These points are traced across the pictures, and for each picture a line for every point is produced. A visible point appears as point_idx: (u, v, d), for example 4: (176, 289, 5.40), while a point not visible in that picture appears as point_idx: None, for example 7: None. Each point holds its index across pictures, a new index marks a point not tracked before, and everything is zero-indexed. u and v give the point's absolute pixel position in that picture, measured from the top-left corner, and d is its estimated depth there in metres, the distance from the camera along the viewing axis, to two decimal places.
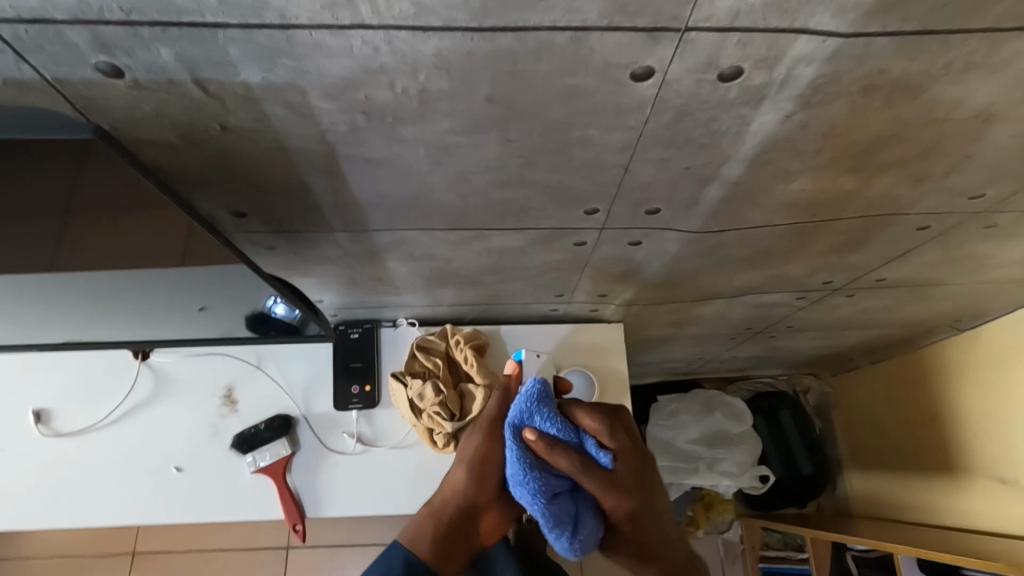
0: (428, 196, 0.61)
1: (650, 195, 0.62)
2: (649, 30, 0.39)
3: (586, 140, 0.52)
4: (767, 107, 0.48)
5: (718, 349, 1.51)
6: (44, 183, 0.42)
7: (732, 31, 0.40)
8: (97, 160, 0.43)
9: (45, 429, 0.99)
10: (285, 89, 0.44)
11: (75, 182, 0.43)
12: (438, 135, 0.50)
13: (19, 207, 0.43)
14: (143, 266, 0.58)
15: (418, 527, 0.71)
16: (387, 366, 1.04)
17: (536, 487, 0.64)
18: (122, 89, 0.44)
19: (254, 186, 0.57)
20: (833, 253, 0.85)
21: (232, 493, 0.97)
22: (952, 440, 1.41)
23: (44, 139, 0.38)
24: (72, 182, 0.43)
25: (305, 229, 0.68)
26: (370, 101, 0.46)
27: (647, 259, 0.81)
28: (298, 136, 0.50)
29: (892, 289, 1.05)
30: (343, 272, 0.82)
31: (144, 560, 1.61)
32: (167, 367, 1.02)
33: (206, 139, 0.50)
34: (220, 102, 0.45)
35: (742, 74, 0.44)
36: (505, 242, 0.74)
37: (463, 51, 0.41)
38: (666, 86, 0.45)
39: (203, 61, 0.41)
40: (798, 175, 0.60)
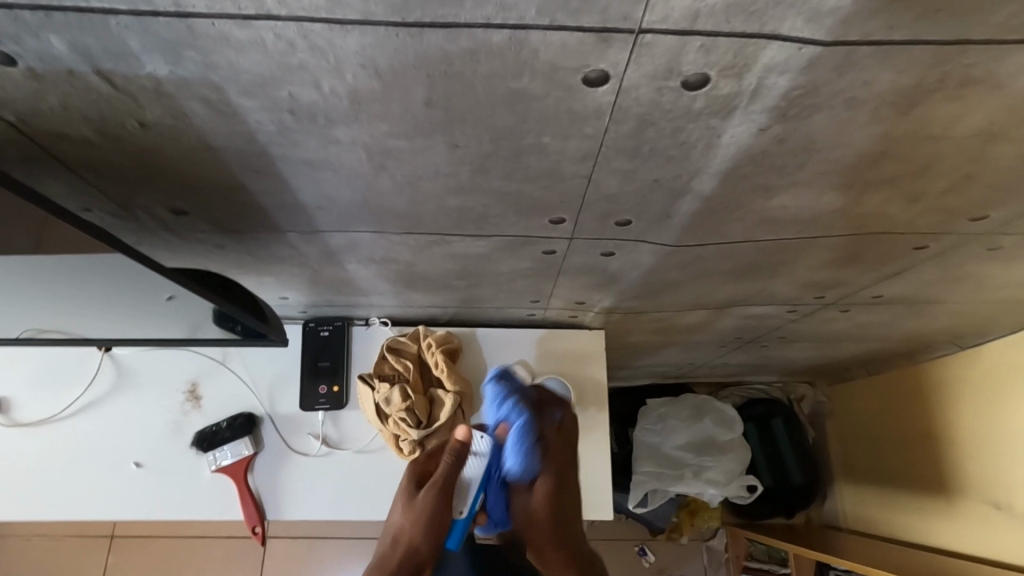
0: (376, 200, 0.57)
1: (617, 207, 0.58)
2: (597, 31, 0.35)
3: (541, 147, 0.47)
4: (738, 119, 0.43)
5: (709, 356, 1.46)
6: None
7: (693, 36, 0.35)
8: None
9: (4, 418, 0.96)
10: (198, 84, 0.40)
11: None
12: (378, 138, 0.46)
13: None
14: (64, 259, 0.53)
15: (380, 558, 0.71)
16: (356, 367, 1.01)
17: (504, 408, 0.76)
18: (20, 79, 0.40)
19: (187, 182, 0.53)
20: (824, 269, 0.80)
21: (191, 491, 0.94)
22: (947, 460, 1.36)
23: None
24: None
25: (252, 228, 0.64)
26: (295, 100, 0.41)
27: (623, 270, 0.77)
28: (223, 134, 0.45)
29: (889, 305, 1.00)
30: (303, 271, 0.78)
31: (122, 544, 1.60)
32: (130, 360, 0.99)
33: (124, 135, 0.46)
34: (131, 96, 0.41)
35: (708, 82, 0.39)
36: (470, 249, 0.70)
37: (388, 48, 0.36)
38: (624, 93, 0.40)
39: (100, 51, 0.37)
40: (779, 191, 0.55)
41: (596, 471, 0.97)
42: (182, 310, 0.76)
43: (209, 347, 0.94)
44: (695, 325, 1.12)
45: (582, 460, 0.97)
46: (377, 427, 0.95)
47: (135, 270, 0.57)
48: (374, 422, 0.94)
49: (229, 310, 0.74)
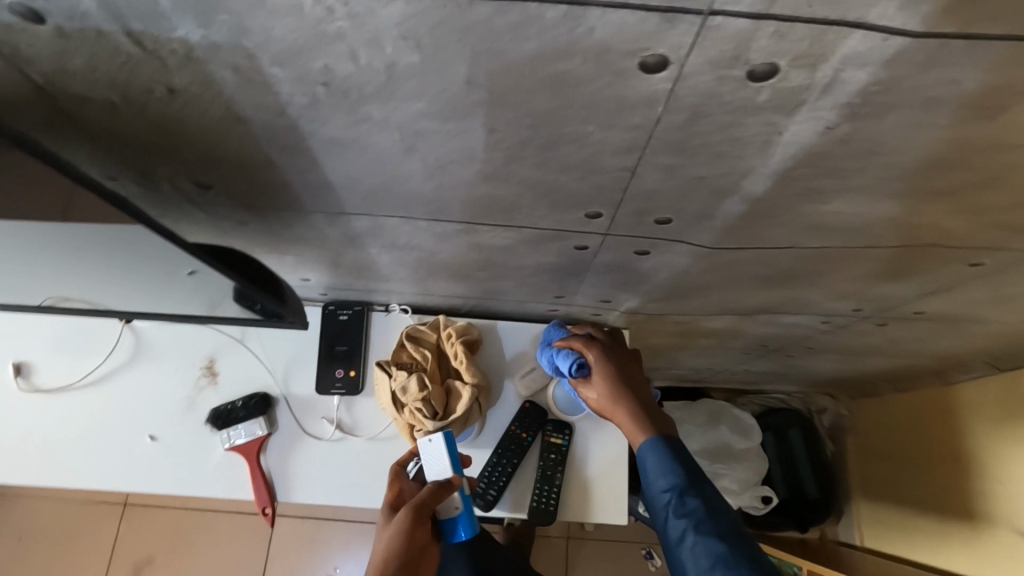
0: (405, 183, 0.54)
1: (657, 204, 0.55)
2: (662, 10, 0.32)
3: (583, 136, 0.45)
4: (803, 116, 0.40)
5: (730, 362, 1.43)
6: None
7: (767, 19, 0.32)
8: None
9: (24, 383, 0.96)
10: (230, 51, 0.38)
11: None
12: (412, 118, 0.44)
13: None
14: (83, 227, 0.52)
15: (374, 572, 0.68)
16: (374, 353, 1.00)
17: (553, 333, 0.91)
18: (48, 38, 0.38)
19: (212, 155, 0.52)
20: (867, 281, 0.76)
21: (203, 468, 0.94)
22: (973, 485, 1.31)
23: None
24: None
25: (276, 207, 0.62)
26: (330, 72, 0.39)
27: (653, 270, 0.74)
28: (252, 105, 0.43)
29: (929, 322, 0.95)
30: (324, 254, 0.76)
31: (134, 512, 1.62)
32: (151, 332, 0.99)
33: (152, 103, 0.44)
34: (161, 61, 0.39)
35: (777, 73, 0.36)
36: (497, 240, 0.67)
37: (432, 20, 0.34)
38: (682, 81, 0.37)
39: (132, 11, 0.35)
40: (833, 197, 0.51)
41: (611, 474, 0.94)
42: (203, 285, 0.75)
43: (228, 325, 0.93)
44: (720, 330, 1.09)
45: (597, 461, 0.95)
46: (391, 414, 0.93)
47: (153, 241, 0.55)
48: (388, 409, 0.92)
49: (250, 288, 0.72)
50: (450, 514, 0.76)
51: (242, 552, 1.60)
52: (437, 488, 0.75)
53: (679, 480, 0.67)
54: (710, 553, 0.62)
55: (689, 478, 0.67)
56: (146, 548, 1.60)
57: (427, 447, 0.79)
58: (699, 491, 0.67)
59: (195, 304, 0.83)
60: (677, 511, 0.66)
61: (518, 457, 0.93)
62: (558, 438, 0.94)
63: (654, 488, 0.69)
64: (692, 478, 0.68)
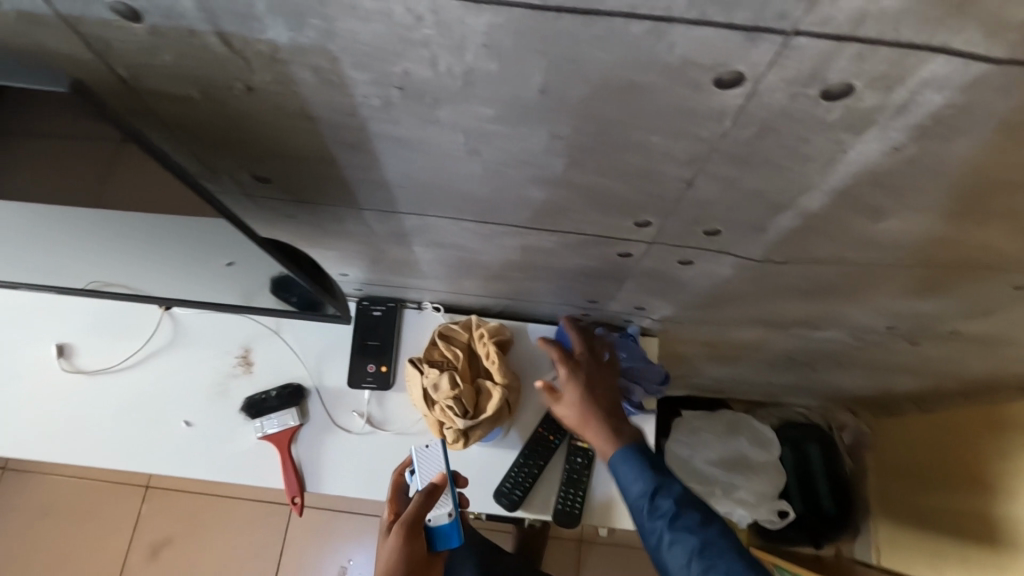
0: (461, 185, 0.55)
1: (708, 215, 0.55)
2: (747, 29, 0.32)
3: (646, 146, 0.45)
4: (871, 135, 0.40)
5: (753, 374, 1.42)
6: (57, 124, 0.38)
7: (851, 41, 0.32)
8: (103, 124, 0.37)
9: (67, 363, 0.99)
10: (314, 53, 0.39)
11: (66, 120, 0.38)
12: (479, 122, 0.45)
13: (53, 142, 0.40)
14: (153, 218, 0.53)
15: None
16: (405, 350, 1.01)
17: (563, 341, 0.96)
18: (141, 36, 0.40)
19: (277, 151, 0.53)
20: (907, 298, 0.75)
21: (234, 455, 0.96)
22: (991, 506, 1.29)
23: (29, 85, 0.34)
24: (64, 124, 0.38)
25: (329, 203, 0.64)
26: (407, 76, 0.40)
27: (693, 280, 0.75)
28: (326, 105, 0.45)
29: (963, 342, 0.94)
30: (368, 250, 0.78)
31: (155, 495, 1.65)
32: (190, 319, 1.02)
33: (228, 99, 0.46)
34: (244, 60, 0.41)
35: (852, 93, 0.36)
36: (541, 243, 0.68)
37: (517, 30, 0.35)
38: (755, 97, 0.38)
39: (227, 12, 0.36)
40: (887, 215, 0.51)
41: None
42: (247, 275, 0.76)
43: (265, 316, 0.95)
44: (749, 341, 1.09)
45: None
46: (421, 409, 0.94)
47: (210, 232, 0.57)
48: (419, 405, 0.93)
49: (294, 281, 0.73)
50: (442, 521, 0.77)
51: (259, 539, 1.63)
52: (425, 499, 0.75)
53: (651, 484, 0.72)
54: (688, 548, 0.67)
55: (660, 480, 0.72)
56: (166, 530, 1.63)
57: (426, 455, 0.82)
58: (672, 491, 0.72)
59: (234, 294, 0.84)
60: (652, 515, 0.71)
61: (545, 459, 0.94)
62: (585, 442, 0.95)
63: (629, 494, 0.73)
64: (663, 479, 0.72)
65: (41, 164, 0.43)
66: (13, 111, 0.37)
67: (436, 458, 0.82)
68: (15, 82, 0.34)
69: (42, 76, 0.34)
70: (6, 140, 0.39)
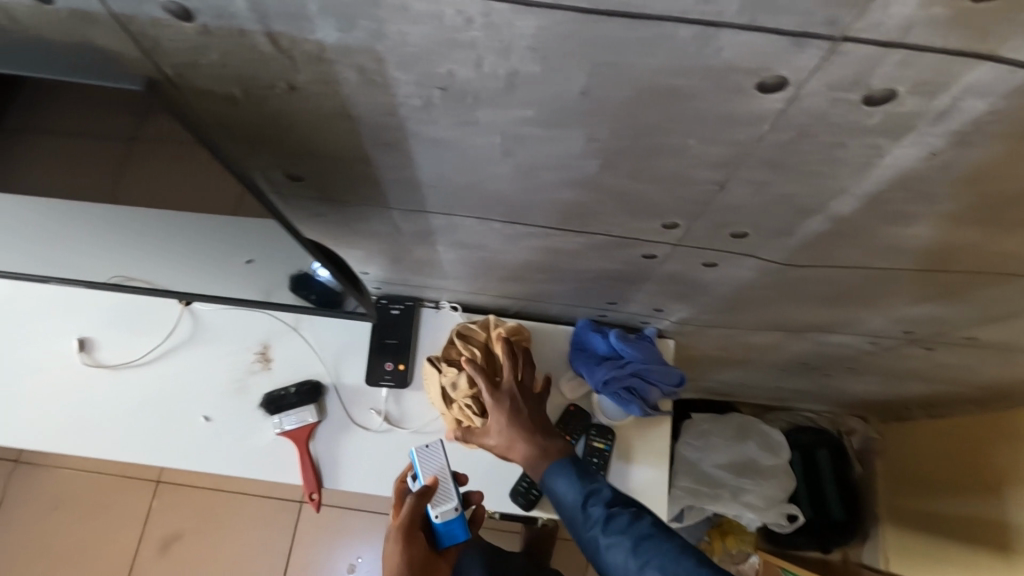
0: (492, 186, 0.56)
1: (737, 219, 0.56)
2: (795, 34, 0.33)
3: (682, 149, 0.46)
4: (909, 140, 0.41)
5: (765, 378, 1.42)
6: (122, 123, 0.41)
7: (898, 48, 0.33)
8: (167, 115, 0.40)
9: (87, 357, 1.00)
10: (361, 53, 0.40)
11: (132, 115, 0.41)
12: (517, 124, 0.45)
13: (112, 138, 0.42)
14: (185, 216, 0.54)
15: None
16: (423, 348, 1.02)
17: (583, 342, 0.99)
18: (190, 34, 0.40)
19: (313, 150, 0.54)
20: (927, 305, 0.75)
21: (253, 449, 0.96)
22: (1005, 514, 1.28)
23: (103, 83, 0.37)
24: (131, 118, 0.41)
25: (359, 201, 0.64)
26: (450, 77, 0.41)
27: (714, 283, 0.75)
28: (365, 104, 0.45)
29: (980, 350, 0.94)
30: (391, 249, 0.78)
31: (165, 491, 1.66)
32: (209, 315, 1.02)
33: (269, 98, 0.46)
34: (290, 59, 0.41)
35: (894, 99, 0.37)
36: (566, 244, 0.69)
37: (565, 33, 0.35)
38: (796, 102, 0.39)
39: (278, 12, 0.37)
40: (916, 221, 0.52)
41: (651, 482, 0.95)
42: (266, 272, 0.76)
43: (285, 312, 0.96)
44: (764, 345, 1.09)
45: (638, 466, 0.96)
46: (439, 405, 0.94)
47: (236, 228, 0.57)
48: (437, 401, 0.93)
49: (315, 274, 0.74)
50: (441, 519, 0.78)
51: (268, 536, 1.63)
52: (417, 500, 0.77)
53: (582, 492, 0.78)
54: (625, 547, 0.72)
55: (590, 487, 0.78)
56: (176, 525, 1.64)
57: (425, 454, 0.81)
58: (601, 497, 0.77)
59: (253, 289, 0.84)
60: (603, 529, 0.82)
61: None
62: (601, 442, 0.94)
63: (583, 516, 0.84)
64: (592, 487, 0.79)
65: (80, 160, 0.44)
66: (82, 103, 0.40)
67: (436, 457, 0.80)
68: (89, 79, 0.37)
69: (117, 76, 0.37)
70: (69, 128, 0.41)
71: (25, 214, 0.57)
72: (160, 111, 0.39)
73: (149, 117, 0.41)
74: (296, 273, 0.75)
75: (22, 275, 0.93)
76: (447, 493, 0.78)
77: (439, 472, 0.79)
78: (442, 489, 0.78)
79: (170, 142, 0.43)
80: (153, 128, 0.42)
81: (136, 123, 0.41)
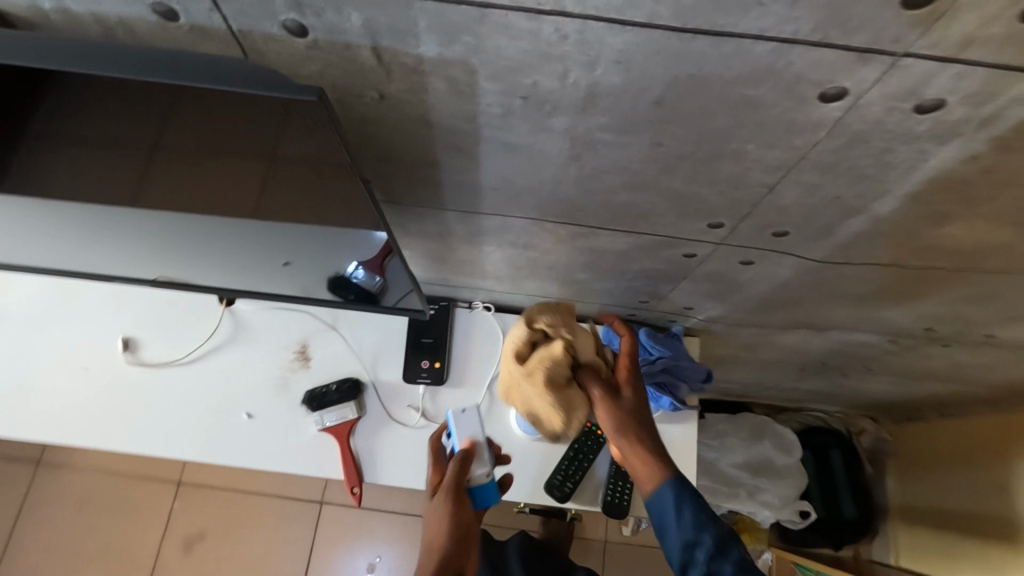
0: (553, 188, 0.60)
1: (782, 219, 0.60)
2: (862, 50, 0.37)
3: (741, 154, 0.50)
4: (954, 144, 0.45)
5: (781, 378, 1.46)
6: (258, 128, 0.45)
7: (953, 62, 0.37)
8: (306, 125, 0.44)
9: (132, 356, 1.02)
10: (455, 65, 0.43)
11: (276, 127, 0.45)
12: (589, 130, 0.49)
13: (231, 139, 0.46)
14: (218, 214, 0.58)
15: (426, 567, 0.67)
16: (457, 347, 1.06)
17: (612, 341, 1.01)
18: (299, 48, 0.44)
19: (385, 154, 0.58)
20: (951, 303, 0.79)
21: (295, 445, 0.99)
22: (1016, 511, 1.32)
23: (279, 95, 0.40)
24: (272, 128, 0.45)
25: (418, 203, 0.68)
26: (535, 87, 0.45)
27: (749, 282, 0.79)
28: (448, 112, 0.49)
29: (997, 348, 0.98)
30: (439, 248, 0.82)
31: (187, 491, 1.68)
32: (249, 315, 1.06)
33: (358, 105, 0.50)
34: (387, 71, 0.45)
35: (944, 108, 0.41)
36: (612, 244, 0.72)
37: (652, 49, 0.39)
38: (853, 111, 0.42)
39: (387, 29, 0.41)
40: (952, 220, 0.56)
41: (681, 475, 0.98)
42: (309, 273, 0.78)
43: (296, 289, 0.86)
44: (785, 344, 1.13)
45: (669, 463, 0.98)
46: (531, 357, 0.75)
47: (274, 227, 0.60)
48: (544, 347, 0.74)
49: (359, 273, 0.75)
50: (481, 484, 0.74)
51: (289, 536, 1.65)
52: (460, 465, 0.73)
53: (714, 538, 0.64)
54: None
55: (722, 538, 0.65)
56: (198, 525, 1.66)
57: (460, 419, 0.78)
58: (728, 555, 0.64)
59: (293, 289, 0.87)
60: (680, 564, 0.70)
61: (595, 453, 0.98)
62: None
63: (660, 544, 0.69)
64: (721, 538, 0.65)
65: (131, 147, 0.48)
66: (215, 108, 0.43)
67: (471, 422, 0.78)
68: (272, 92, 0.40)
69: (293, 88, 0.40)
70: (184, 125, 0.44)
71: (107, 213, 0.61)
72: (288, 117, 0.43)
73: (274, 123, 0.44)
74: (332, 275, 0.76)
75: (87, 274, 0.93)
76: (484, 459, 0.76)
77: (477, 437, 0.77)
78: (480, 453, 0.76)
79: (191, 142, 0.47)
80: (174, 130, 0.45)
81: (157, 130, 0.46)
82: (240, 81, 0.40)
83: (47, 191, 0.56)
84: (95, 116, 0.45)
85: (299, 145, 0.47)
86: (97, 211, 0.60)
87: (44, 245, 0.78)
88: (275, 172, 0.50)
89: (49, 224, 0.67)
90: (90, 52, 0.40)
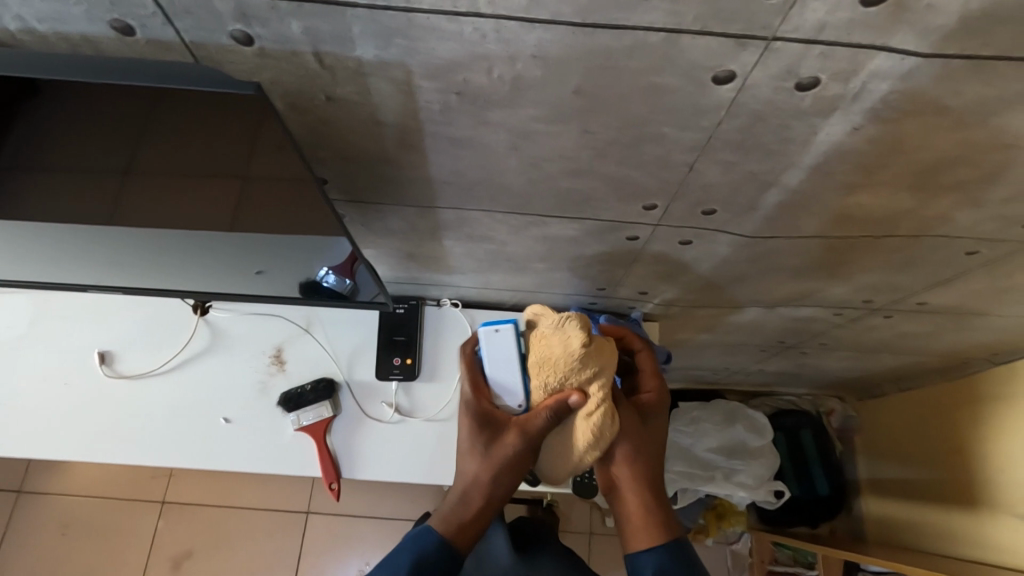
0: (499, 178, 0.65)
1: (710, 196, 0.65)
2: (738, 36, 0.42)
3: (660, 137, 0.55)
4: (838, 118, 0.51)
5: (746, 360, 1.52)
6: (226, 136, 0.50)
7: (816, 44, 0.43)
8: (272, 124, 0.49)
9: (109, 369, 1.05)
10: (393, 66, 0.48)
11: (256, 133, 0.50)
12: (522, 121, 0.54)
13: (208, 152, 0.51)
14: (202, 229, 0.62)
15: (456, 517, 0.67)
16: (428, 343, 1.10)
17: None
18: (248, 55, 0.49)
19: (342, 156, 0.63)
20: (878, 271, 0.86)
21: (275, 446, 1.02)
22: (974, 472, 1.39)
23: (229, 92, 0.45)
24: (255, 135, 0.50)
25: (377, 200, 0.73)
26: (467, 83, 0.50)
27: (693, 261, 0.85)
28: (391, 110, 0.54)
29: (933, 315, 1.04)
30: (403, 245, 0.87)
31: (171, 510, 1.69)
32: (224, 323, 1.09)
33: (311, 108, 0.55)
34: (331, 73, 0.50)
35: (820, 84, 0.47)
36: (562, 231, 0.78)
37: (562, 44, 0.44)
38: (744, 91, 0.48)
39: (327, 35, 0.45)
40: (857, 189, 0.62)
41: None
42: (281, 280, 0.82)
43: (281, 304, 0.93)
44: (743, 324, 1.19)
45: None
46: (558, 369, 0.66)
47: (261, 236, 0.64)
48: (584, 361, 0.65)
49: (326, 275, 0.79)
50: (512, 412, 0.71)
51: (276, 548, 1.66)
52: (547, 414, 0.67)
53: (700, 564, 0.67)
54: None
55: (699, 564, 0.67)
56: (185, 543, 1.66)
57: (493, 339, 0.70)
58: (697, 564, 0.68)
59: (262, 295, 0.90)
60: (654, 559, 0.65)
61: None
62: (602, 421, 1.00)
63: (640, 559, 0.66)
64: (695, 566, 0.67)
65: (100, 164, 0.52)
66: (183, 117, 0.48)
67: (507, 344, 0.70)
68: (219, 89, 0.45)
69: (237, 84, 0.45)
70: (157, 138, 0.49)
71: (78, 230, 0.64)
72: (255, 115, 0.48)
73: (253, 127, 0.49)
74: (302, 279, 0.80)
75: (64, 285, 0.92)
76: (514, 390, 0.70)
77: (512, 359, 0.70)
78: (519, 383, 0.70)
79: (164, 160, 0.51)
80: (155, 145, 0.50)
81: (133, 149, 0.50)
82: (183, 74, 0.44)
83: (23, 217, 0.59)
84: (74, 135, 0.49)
85: (269, 155, 0.52)
86: (62, 228, 0.63)
87: (14, 262, 0.81)
88: (248, 193, 0.57)
89: (22, 245, 0.70)
90: (40, 60, 0.44)
